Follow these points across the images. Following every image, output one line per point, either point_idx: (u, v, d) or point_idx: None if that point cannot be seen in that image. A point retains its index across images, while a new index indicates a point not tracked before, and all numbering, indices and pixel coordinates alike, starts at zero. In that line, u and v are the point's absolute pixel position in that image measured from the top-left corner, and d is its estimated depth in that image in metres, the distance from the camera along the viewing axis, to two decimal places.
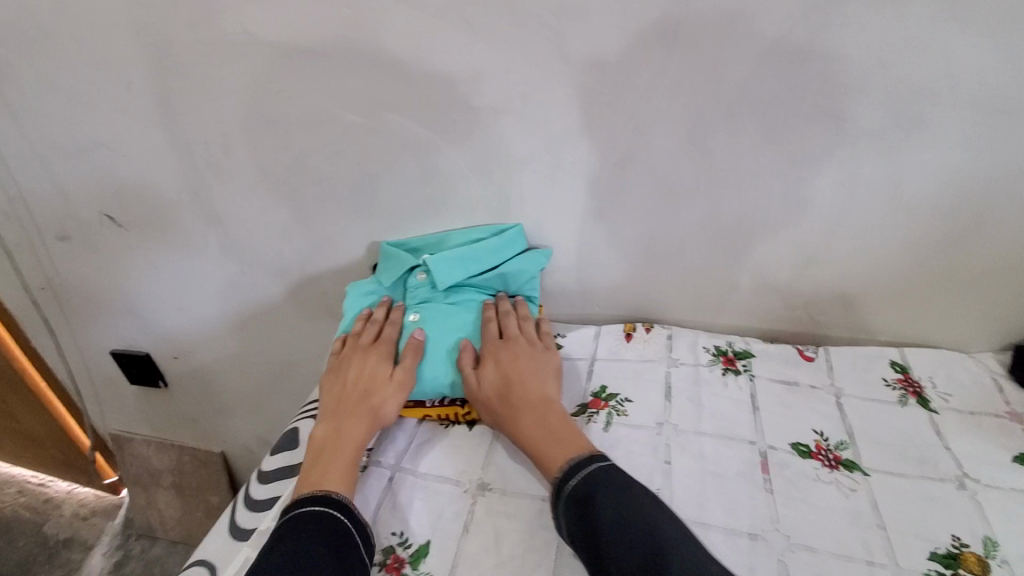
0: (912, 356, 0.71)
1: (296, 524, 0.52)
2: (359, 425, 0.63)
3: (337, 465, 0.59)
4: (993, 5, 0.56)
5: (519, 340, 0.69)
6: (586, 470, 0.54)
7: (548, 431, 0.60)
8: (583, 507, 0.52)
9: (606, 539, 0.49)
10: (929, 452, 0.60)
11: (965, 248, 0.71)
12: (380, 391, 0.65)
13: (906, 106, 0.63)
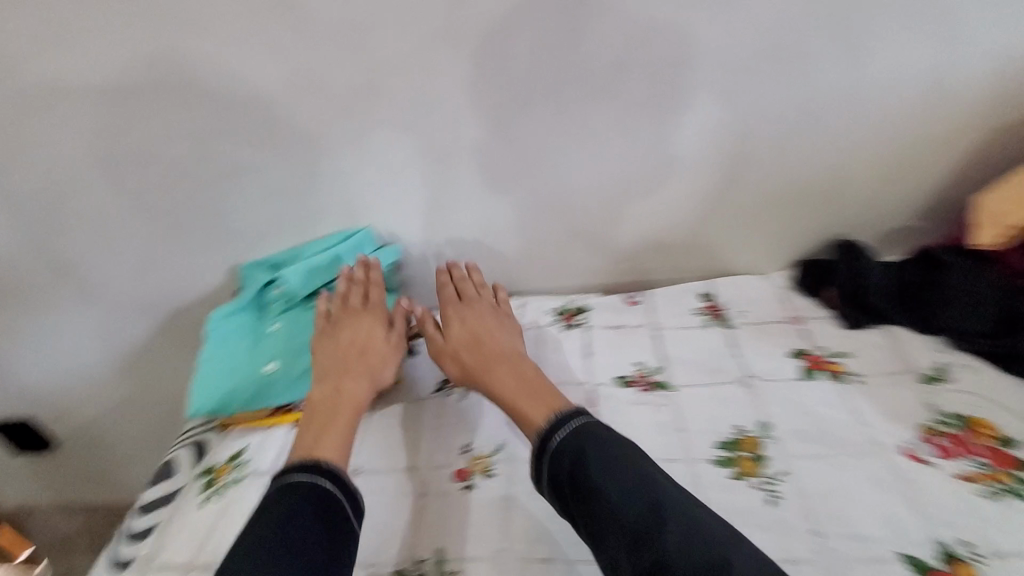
0: (718, 285, 0.84)
1: (300, 498, 0.54)
2: (357, 384, 0.69)
3: (329, 431, 0.62)
4: None
5: (479, 305, 0.76)
6: (573, 422, 0.57)
7: (524, 388, 0.64)
8: (574, 465, 0.54)
9: (604, 505, 0.51)
10: (724, 362, 0.72)
11: (738, 185, 0.79)
12: (374, 354, 0.72)
13: (663, 76, 0.71)
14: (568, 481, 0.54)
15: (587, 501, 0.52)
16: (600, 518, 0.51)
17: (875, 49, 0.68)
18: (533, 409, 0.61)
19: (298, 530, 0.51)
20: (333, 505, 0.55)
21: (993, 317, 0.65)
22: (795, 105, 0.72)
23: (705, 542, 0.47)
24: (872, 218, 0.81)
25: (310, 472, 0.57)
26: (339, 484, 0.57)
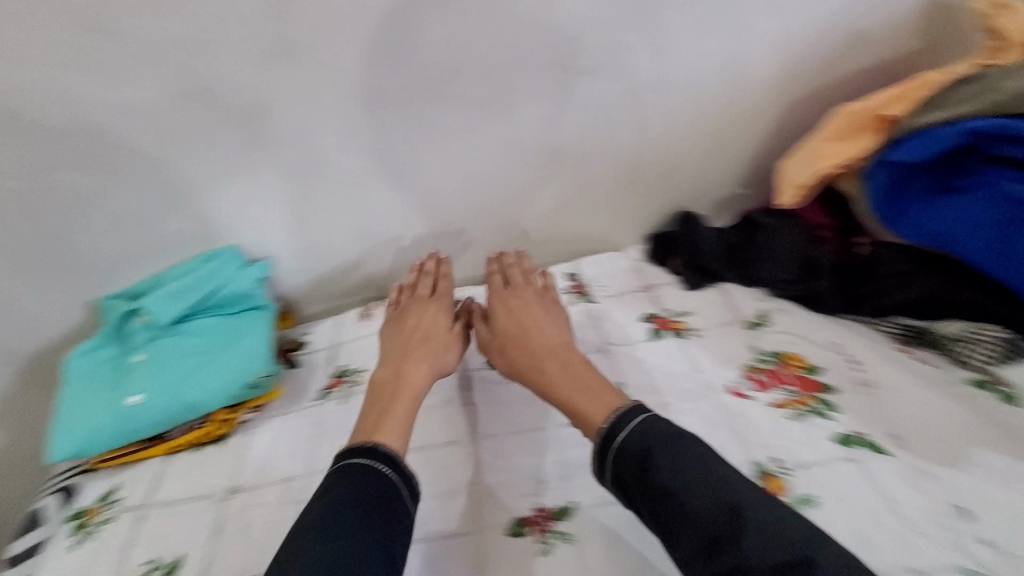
0: (583, 265, 0.90)
1: (359, 482, 0.56)
2: (416, 368, 0.69)
3: (390, 416, 0.63)
4: None
5: (531, 295, 0.75)
6: (632, 422, 0.56)
7: (577, 385, 0.63)
8: (643, 461, 0.53)
9: (678, 504, 0.50)
10: (584, 333, 0.79)
11: (588, 172, 0.86)
12: (436, 340, 0.73)
13: (498, 76, 0.76)
14: (635, 477, 0.53)
15: (658, 501, 0.51)
16: (672, 521, 0.50)
17: (679, 39, 0.76)
18: (590, 407, 0.60)
19: (353, 517, 0.53)
20: (388, 489, 0.56)
21: (800, 264, 0.75)
22: (621, 93, 0.79)
23: (786, 544, 0.46)
24: (704, 189, 0.90)
25: (369, 456, 0.58)
26: (395, 468, 0.58)
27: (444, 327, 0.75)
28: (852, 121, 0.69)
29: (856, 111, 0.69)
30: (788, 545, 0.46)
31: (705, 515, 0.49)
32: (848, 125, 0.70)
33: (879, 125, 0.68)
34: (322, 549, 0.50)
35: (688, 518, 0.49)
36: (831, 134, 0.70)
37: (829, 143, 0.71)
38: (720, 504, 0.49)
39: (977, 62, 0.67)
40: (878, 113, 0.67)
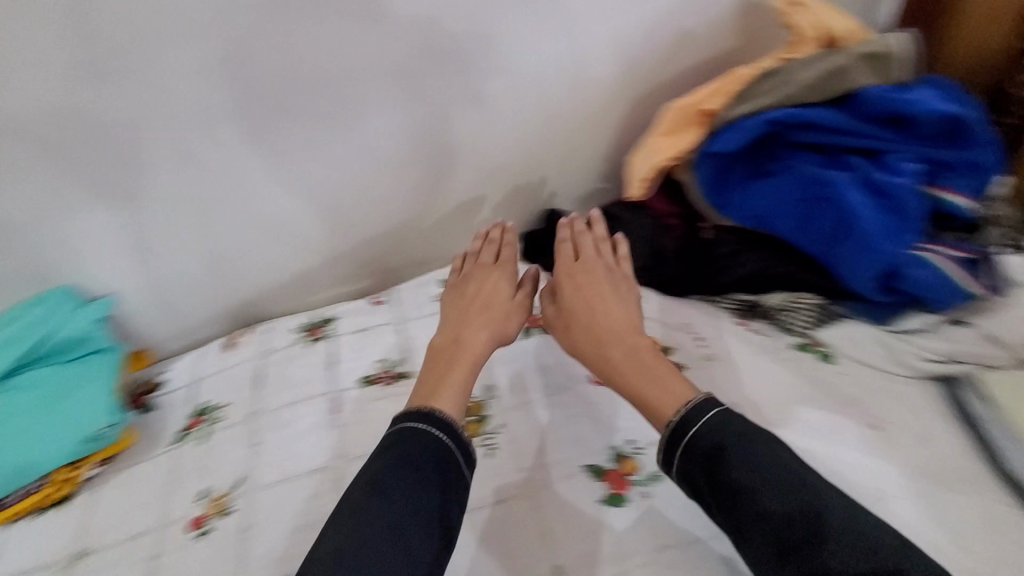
0: None
1: (432, 446, 0.57)
2: (478, 335, 0.69)
3: (446, 384, 0.63)
4: None
5: (593, 264, 0.72)
6: (705, 415, 0.54)
7: (644, 372, 0.60)
8: (716, 454, 0.51)
9: (749, 501, 0.49)
10: None
11: (451, 176, 0.86)
12: (497, 308, 0.72)
13: (340, 85, 0.73)
14: (704, 471, 0.52)
15: (731, 498, 0.49)
16: (747, 520, 0.48)
17: (520, 41, 0.77)
18: (659, 399, 0.57)
19: (411, 489, 0.53)
20: (446, 457, 0.57)
21: (648, 252, 0.77)
22: (472, 96, 0.80)
23: (873, 555, 0.44)
24: (566, 184, 0.93)
25: (426, 419, 0.59)
26: (449, 433, 0.58)
27: (568, 266, 0.72)
28: (680, 116, 0.73)
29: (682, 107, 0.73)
30: (874, 554, 0.44)
31: (783, 519, 0.47)
32: (677, 119, 0.74)
33: (702, 118, 0.72)
34: (416, 499, 0.53)
35: (766, 520, 0.48)
36: (662, 129, 0.74)
37: (661, 138, 0.74)
38: (802, 511, 0.47)
39: (783, 55, 0.72)
40: (700, 108, 0.71)
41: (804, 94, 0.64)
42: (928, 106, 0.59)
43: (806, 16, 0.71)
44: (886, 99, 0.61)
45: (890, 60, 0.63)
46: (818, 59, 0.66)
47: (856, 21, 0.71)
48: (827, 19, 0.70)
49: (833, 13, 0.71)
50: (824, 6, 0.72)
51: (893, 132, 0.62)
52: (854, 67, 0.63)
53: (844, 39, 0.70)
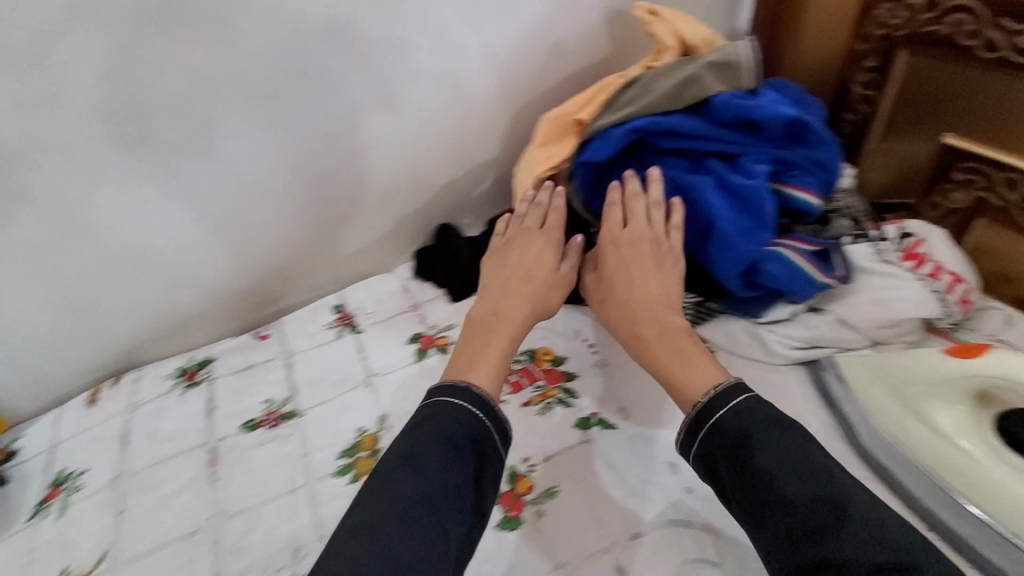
0: (348, 294, 0.87)
1: (467, 424, 0.54)
2: (516, 307, 0.65)
3: (481, 357, 0.60)
4: (193, 13, 0.62)
5: (645, 235, 0.64)
6: (732, 398, 0.52)
7: (676, 351, 0.58)
8: (742, 441, 0.49)
9: (769, 487, 0.47)
10: (348, 368, 0.75)
11: (328, 199, 0.82)
12: (540, 278, 0.68)
13: (190, 113, 0.67)
14: (726, 453, 0.50)
15: (747, 482, 0.48)
16: (761, 505, 0.47)
17: (389, 57, 0.74)
18: (687, 377, 0.55)
19: (448, 466, 0.51)
20: (484, 438, 0.54)
21: None
22: (343, 116, 0.76)
23: (891, 548, 0.42)
24: (459, 198, 0.91)
25: (461, 394, 0.56)
26: (487, 411, 0.56)
27: (624, 232, 0.65)
28: (555, 126, 0.73)
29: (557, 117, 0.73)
30: (890, 549, 0.42)
31: (800, 508, 0.45)
32: (553, 130, 0.73)
33: (576, 128, 0.72)
34: (449, 477, 0.50)
35: (782, 508, 0.46)
36: (540, 140, 0.73)
37: (540, 149, 0.74)
38: (823, 499, 0.45)
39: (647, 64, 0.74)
40: (573, 118, 0.71)
41: (666, 103, 0.65)
42: (775, 111, 0.62)
43: (663, 26, 0.73)
44: (739, 105, 0.63)
45: (739, 67, 0.66)
46: (677, 67, 0.68)
47: (710, 29, 0.74)
48: (683, 29, 0.73)
49: (689, 22, 0.74)
50: (680, 16, 0.74)
51: (748, 135, 0.65)
52: (706, 75, 0.65)
53: (699, 47, 0.73)
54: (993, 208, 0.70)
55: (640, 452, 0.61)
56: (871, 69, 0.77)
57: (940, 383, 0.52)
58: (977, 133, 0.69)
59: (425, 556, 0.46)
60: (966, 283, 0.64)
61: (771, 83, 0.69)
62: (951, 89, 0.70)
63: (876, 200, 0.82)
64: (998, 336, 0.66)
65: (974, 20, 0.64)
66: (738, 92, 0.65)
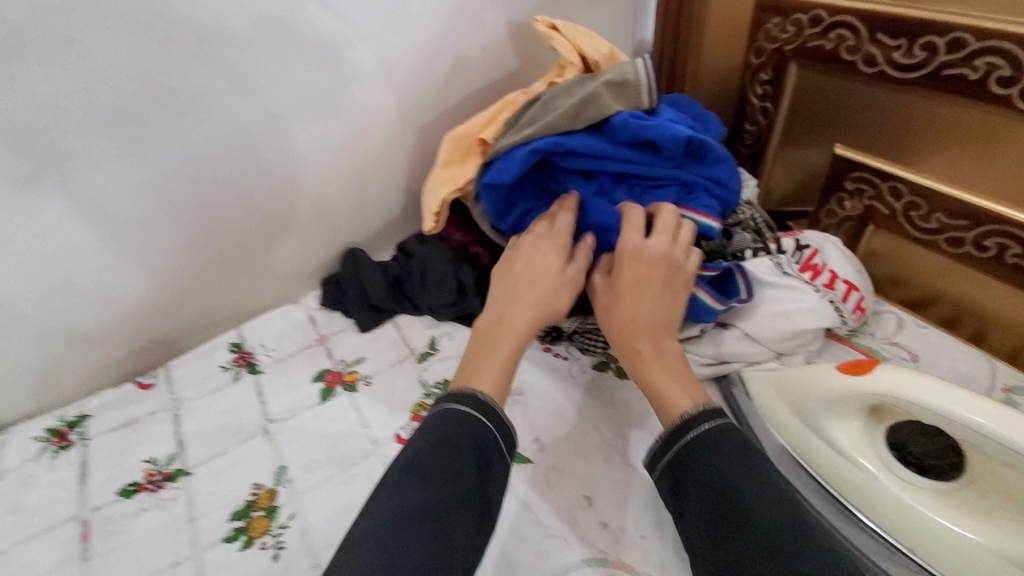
0: (247, 330, 0.81)
1: (470, 428, 0.50)
2: (523, 310, 0.60)
3: (486, 358, 0.57)
4: (28, 33, 0.55)
5: (664, 257, 0.59)
6: (713, 416, 0.51)
7: (670, 368, 0.56)
8: (718, 455, 0.48)
9: (737, 503, 0.45)
10: (244, 415, 0.69)
11: (216, 230, 0.75)
12: (548, 280, 0.61)
13: (35, 143, 0.60)
14: (697, 472, 0.48)
15: (716, 497, 0.46)
16: (723, 523, 0.44)
17: (271, 76, 0.69)
18: (676, 393, 0.53)
19: (450, 471, 0.47)
20: (489, 444, 0.50)
21: (454, 288, 0.76)
22: (225, 140, 0.70)
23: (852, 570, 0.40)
24: (367, 221, 0.87)
25: (466, 398, 0.52)
26: (493, 418, 0.52)
27: (643, 246, 0.59)
28: (459, 145, 0.70)
29: (460, 136, 0.70)
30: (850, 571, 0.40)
31: (766, 526, 0.43)
32: (457, 150, 0.70)
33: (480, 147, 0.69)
34: (450, 483, 0.46)
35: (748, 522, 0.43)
36: (443, 160, 0.70)
37: (443, 169, 0.70)
38: (786, 519, 0.43)
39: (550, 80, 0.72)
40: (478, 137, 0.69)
41: (566, 122, 0.62)
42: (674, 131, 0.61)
43: (563, 40, 0.70)
44: (639, 125, 0.61)
45: (636, 87, 0.64)
46: (579, 87, 0.66)
47: (610, 45, 0.72)
48: (583, 45, 0.70)
49: (589, 37, 0.72)
50: (580, 31, 0.72)
51: (649, 155, 0.63)
52: (604, 94, 0.63)
53: (601, 63, 0.71)
54: (881, 217, 0.72)
55: (555, 487, 0.58)
56: (766, 82, 0.79)
57: (835, 401, 0.51)
58: (863, 144, 0.71)
59: (433, 563, 0.42)
60: (861, 291, 0.67)
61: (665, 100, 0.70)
62: (833, 102, 0.73)
63: (780, 208, 0.86)
64: (892, 340, 0.69)
65: (854, 35, 0.66)
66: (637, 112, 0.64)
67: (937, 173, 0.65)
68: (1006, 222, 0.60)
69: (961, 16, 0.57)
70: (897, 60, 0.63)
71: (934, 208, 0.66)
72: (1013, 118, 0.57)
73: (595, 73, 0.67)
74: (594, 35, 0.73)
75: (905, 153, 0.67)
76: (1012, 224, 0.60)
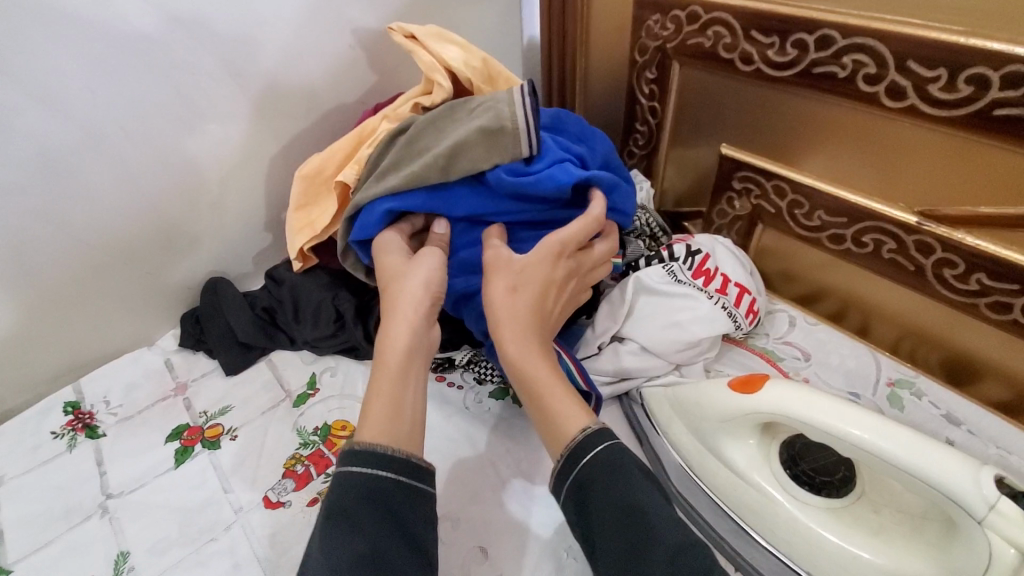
0: (88, 384, 0.69)
1: (363, 483, 0.42)
2: (400, 331, 0.50)
3: (376, 404, 0.46)
4: None
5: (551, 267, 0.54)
6: (599, 442, 0.45)
7: (550, 385, 0.49)
8: (615, 474, 0.43)
9: (648, 523, 0.40)
10: (79, 491, 0.58)
11: (35, 270, 0.62)
12: (412, 294, 0.52)
13: None
14: (597, 498, 0.42)
15: (622, 526, 0.40)
16: (634, 553, 0.39)
17: (89, 86, 0.58)
18: (565, 412, 0.47)
19: (342, 543, 0.39)
20: (392, 492, 0.42)
21: (331, 318, 0.69)
22: (34, 161, 0.58)
23: None
24: (234, 246, 0.77)
25: (355, 462, 0.42)
26: (383, 465, 0.43)
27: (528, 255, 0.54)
28: (314, 185, 0.65)
29: (312, 175, 0.64)
30: None
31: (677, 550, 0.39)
32: (312, 190, 0.65)
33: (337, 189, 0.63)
34: (347, 553, 0.38)
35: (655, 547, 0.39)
36: (296, 203, 0.65)
37: (296, 214, 0.66)
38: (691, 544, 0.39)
39: (415, 101, 0.63)
40: (336, 180, 0.62)
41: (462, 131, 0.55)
42: (557, 183, 0.55)
43: (429, 56, 0.61)
44: (516, 182, 0.55)
45: (515, 135, 0.55)
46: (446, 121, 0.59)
47: (484, 55, 0.64)
48: (451, 60, 0.61)
49: (459, 50, 0.63)
50: (448, 42, 0.63)
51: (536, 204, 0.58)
52: (485, 108, 0.57)
53: (476, 79, 0.63)
54: (768, 215, 0.71)
55: (447, 540, 0.52)
56: (652, 81, 0.77)
57: (728, 421, 0.49)
58: (748, 144, 0.70)
59: None
60: (753, 294, 0.66)
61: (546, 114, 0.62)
62: (719, 99, 0.71)
63: (675, 208, 0.85)
64: (785, 339, 0.70)
65: (729, 32, 0.64)
66: (516, 163, 0.56)
67: (816, 170, 0.65)
68: (881, 218, 0.61)
69: (827, 14, 0.56)
70: (771, 58, 0.62)
71: (815, 206, 0.66)
72: (882, 116, 0.57)
73: (468, 100, 0.60)
74: (464, 45, 0.64)
75: (785, 151, 0.67)
76: (886, 221, 0.60)
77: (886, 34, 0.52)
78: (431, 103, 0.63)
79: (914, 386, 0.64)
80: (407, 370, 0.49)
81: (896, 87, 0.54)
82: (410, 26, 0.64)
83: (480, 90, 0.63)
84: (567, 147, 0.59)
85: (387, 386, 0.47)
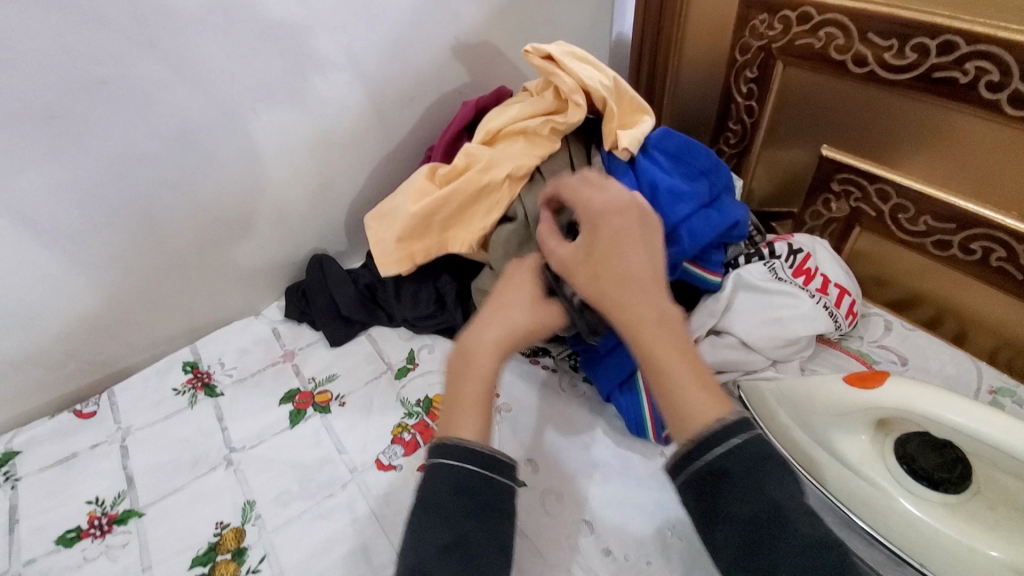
0: (204, 347, 0.73)
1: (445, 479, 0.43)
2: (486, 336, 0.51)
3: (456, 407, 0.48)
4: None
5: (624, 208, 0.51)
6: (722, 440, 0.41)
7: (681, 370, 0.45)
8: (762, 463, 0.40)
9: (787, 512, 0.38)
10: (203, 443, 0.63)
11: (165, 238, 0.67)
12: (507, 304, 0.53)
13: None
14: (734, 486, 0.40)
15: (758, 517, 0.38)
16: (767, 540, 0.38)
17: (227, 67, 0.62)
18: (696, 406, 0.43)
19: (424, 532, 0.41)
20: (469, 481, 0.43)
21: (432, 298, 0.71)
22: (175, 136, 0.62)
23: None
24: (335, 225, 0.80)
25: (445, 455, 0.44)
26: (458, 455, 0.44)
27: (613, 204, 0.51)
28: (419, 222, 0.65)
29: (424, 215, 0.64)
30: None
31: (812, 543, 0.37)
32: (415, 224, 0.65)
33: (443, 228, 0.65)
34: (431, 542, 0.40)
35: (792, 532, 0.37)
36: (401, 236, 0.66)
37: (400, 244, 0.66)
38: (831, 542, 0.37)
39: (547, 124, 0.64)
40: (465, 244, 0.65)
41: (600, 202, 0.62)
42: (695, 242, 0.60)
43: (568, 79, 0.62)
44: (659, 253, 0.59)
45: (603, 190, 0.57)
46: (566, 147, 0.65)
47: (614, 76, 0.65)
48: (588, 82, 0.62)
49: (592, 70, 0.65)
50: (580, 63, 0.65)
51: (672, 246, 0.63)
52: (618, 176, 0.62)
53: (606, 102, 0.63)
54: (867, 218, 0.72)
55: (554, 512, 0.54)
56: (752, 80, 0.78)
57: (842, 415, 0.50)
58: (850, 146, 0.70)
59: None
60: (852, 295, 0.66)
61: (654, 131, 0.66)
62: (824, 98, 0.71)
63: (761, 208, 0.86)
64: (880, 343, 0.70)
65: (843, 33, 0.65)
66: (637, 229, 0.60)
67: (921, 175, 0.65)
68: (992, 225, 0.60)
69: (951, 18, 0.56)
70: (888, 61, 0.62)
71: (920, 210, 0.66)
72: (1002, 125, 0.56)
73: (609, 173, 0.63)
74: (596, 66, 0.66)
75: (893, 154, 0.67)
76: (995, 228, 0.60)
77: (1013, 43, 0.52)
78: (565, 123, 0.63)
79: (1016, 395, 0.63)
80: (482, 369, 0.49)
81: (1018, 96, 0.54)
82: (541, 47, 0.64)
83: (610, 110, 0.63)
84: (688, 190, 0.61)
85: (472, 397, 0.48)
